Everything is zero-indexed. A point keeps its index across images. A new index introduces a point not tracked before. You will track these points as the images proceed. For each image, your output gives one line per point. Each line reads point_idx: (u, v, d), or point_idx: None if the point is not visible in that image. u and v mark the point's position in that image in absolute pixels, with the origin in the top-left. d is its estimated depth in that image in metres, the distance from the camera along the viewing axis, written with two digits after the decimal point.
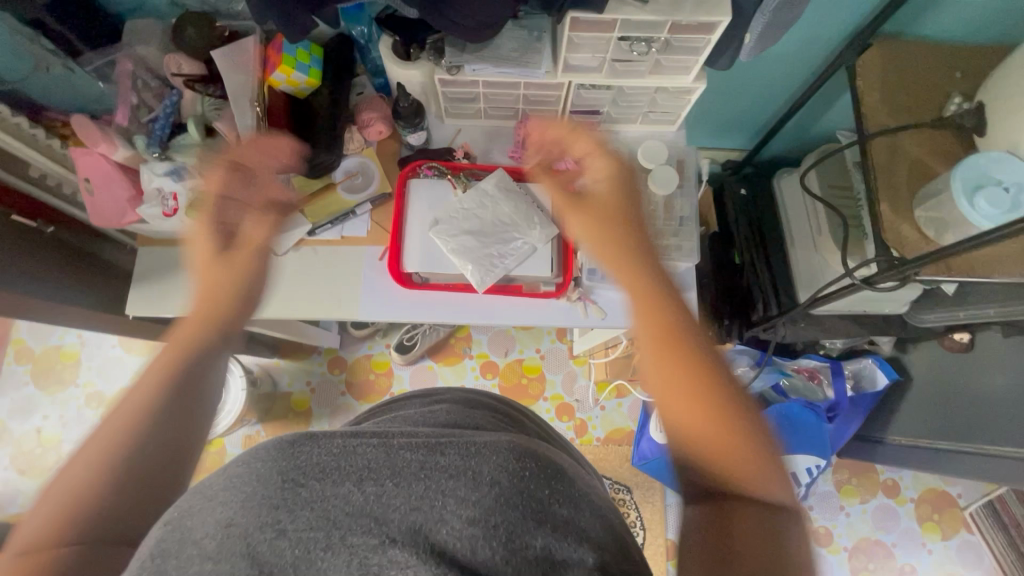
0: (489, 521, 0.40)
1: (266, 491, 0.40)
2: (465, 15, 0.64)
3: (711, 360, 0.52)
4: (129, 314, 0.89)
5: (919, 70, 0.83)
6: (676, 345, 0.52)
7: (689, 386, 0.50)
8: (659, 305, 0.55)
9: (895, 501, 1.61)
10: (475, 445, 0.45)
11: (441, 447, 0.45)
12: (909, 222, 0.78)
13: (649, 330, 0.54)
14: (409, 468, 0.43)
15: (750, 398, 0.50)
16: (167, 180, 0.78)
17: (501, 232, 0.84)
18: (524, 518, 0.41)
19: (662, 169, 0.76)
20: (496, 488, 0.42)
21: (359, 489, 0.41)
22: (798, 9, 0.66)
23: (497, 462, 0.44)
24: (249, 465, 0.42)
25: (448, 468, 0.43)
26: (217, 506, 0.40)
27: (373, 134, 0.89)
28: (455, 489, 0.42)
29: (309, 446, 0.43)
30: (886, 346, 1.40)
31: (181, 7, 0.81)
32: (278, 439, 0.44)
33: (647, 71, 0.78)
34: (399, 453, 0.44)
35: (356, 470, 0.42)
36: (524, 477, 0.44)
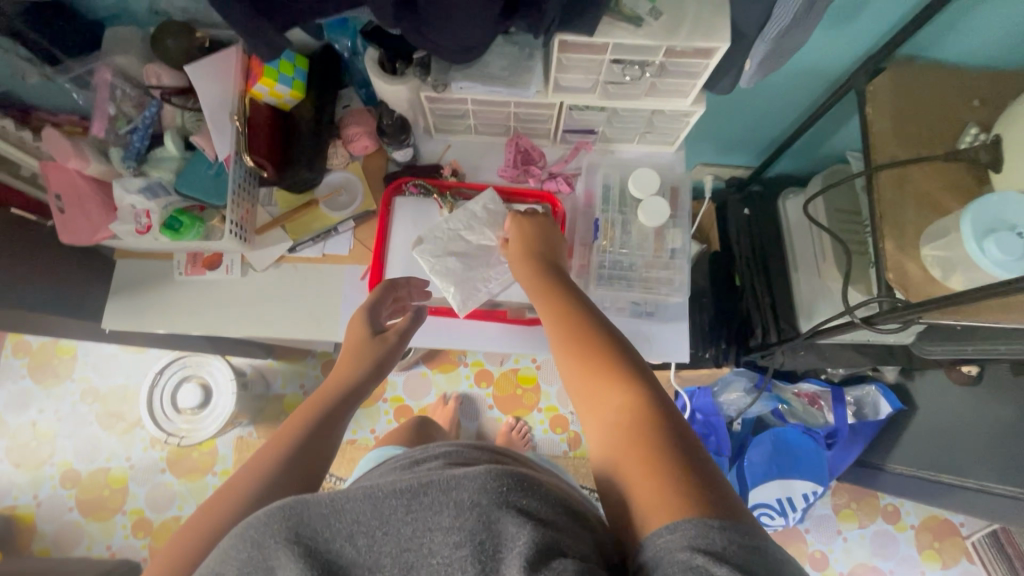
0: (485, 545, 0.35)
1: (263, 557, 0.36)
2: (447, 38, 0.61)
3: (615, 350, 0.55)
4: (107, 327, 0.87)
5: (936, 97, 0.78)
6: (580, 347, 0.56)
7: (593, 378, 0.53)
8: (570, 317, 0.60)
9: (895, 527, 1.56)
10: (465, 471, 0.37)
11: (426, 481, 0.37)
12: (915, 261, 0.74)
13: (559, 342, 0.58)
14: (398, 514, 0.36)
15: (651, 373, 0.52)
16: (140, 197, 0.75)
17: (484, 256, 0.82)
18: (494, 536, 0.35)
19: (654, 200, 0.73)
20: (495, 516, 0.35)
21: (353, 543, 0.36)
22: (802, 37, 0.61)
23: (493, 488, 0.36)
24: (245, 532, 0.37)
25: (437, 503, 0.36)
26: (226, 571, 0.37)
27: (358, 149, 0.86)
28: (446, 522, 0.35)
29: (300, 509, 0.37)
30: (890, 372, 1.34)
31: (162, 14, 0.79)
32: (268, 507, 0.38)
33: (643, 93, 0.74)
34: (385, 498, 0.37)
35: (345, 526, 0.36)
36: (526, 497, 0.37)
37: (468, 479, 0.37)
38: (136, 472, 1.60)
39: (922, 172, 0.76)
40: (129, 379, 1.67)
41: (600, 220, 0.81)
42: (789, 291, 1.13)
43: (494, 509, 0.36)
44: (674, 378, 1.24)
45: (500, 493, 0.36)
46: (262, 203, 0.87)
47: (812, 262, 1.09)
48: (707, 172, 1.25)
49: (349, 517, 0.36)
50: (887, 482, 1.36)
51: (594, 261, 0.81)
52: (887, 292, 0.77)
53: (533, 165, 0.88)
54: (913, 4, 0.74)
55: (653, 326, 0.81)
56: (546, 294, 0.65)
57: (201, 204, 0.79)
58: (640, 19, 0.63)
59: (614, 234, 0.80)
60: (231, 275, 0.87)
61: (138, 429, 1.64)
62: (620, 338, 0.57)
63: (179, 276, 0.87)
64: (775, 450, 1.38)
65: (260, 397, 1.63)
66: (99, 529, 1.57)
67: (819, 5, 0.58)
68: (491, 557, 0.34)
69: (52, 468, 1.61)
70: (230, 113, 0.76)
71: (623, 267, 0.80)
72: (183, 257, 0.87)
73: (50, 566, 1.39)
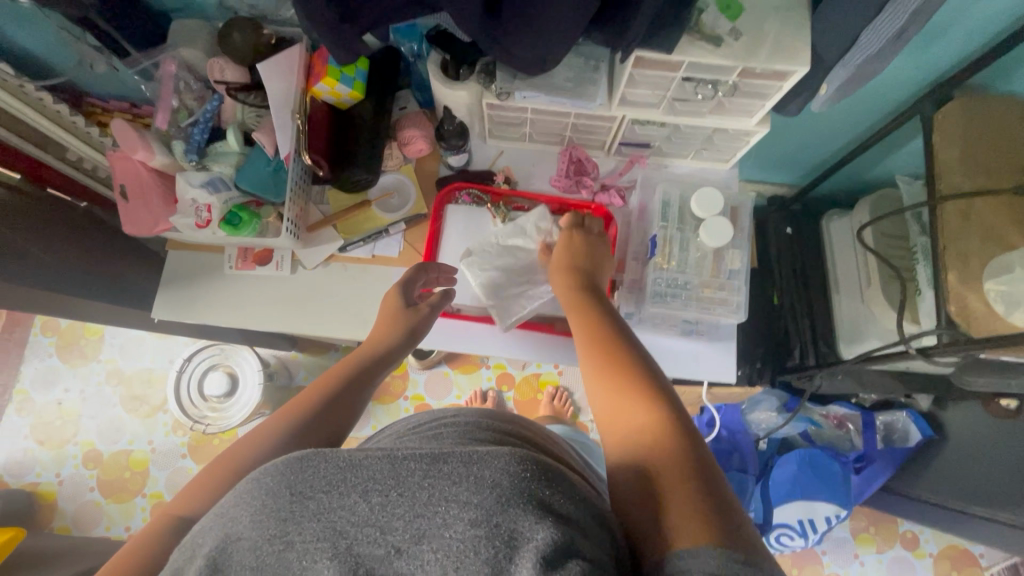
0: (503, 530, 0.31)
1: (272, 505, 0.32)
2: (526, 50, 0.61)
3: (642, 370, 0.54)
4: (154, 317, 0.87)
5: (1007, 128, 0.77)
6: (608, 362, 0.56)
7: (617, 393, 0.52)
8: (601, 332, 0.60)
9: (913, 554, 1.55)
10: (490, 449, 0.34)
11: (449, 451, 0.34)
12: (978, 295, 0.73)
13: (587, 356, 0.59)
14: (415, 478, 0.32)
15: (675, 396, 0.51)
16: (202, 191, 0.76)
17: (533, 274, 0.82)
18: (518, 523, 0.31)
19: (716, 220, 0.72)
20: (517, 499, 0.32)
21: (365, 501, 0.32)
22: (883, 66, 0.60)
23: (517, 471, 0.33)
24: (261, 479, 0.34)
25: (457, 475, 0.33)
26: (229, 520, 0.33)
27: (413, 151, 0.86)
28: (463, 496, 0.32)
29: (317, 462, 0.34)
30: (923, 400, 1.33)
31: (229, 9, 0.79)
32: (285, 456, 0.35)
33: (708, 110, 0.73)
34: (404, 461, 0.33)
35: (359, 483, 0.32)
36: (548, 486, 0.34)
37: (492, 458, 0.34)
38: (157, 456, 1.61)
39: (988, 205, 0.75)
40: (154, 363, 1.68)
41: (657, 236, 0.79)
42: (829, 313, 1.12)
43: (518, 491, 0.32)
44: (705, 394, 1.23)
45: (524, 477, 0.33)
46: (314, 201, 0.88)
47: (856, 287, 1.07)
48: (750, 189, 1.24)
49: (365, 475, 0.33)
50: (911, 510, 1.34)
51: (647, 276, 0.80)
52: (946, 324, 0.76)
53: (586, 176, 0.88)
54: (991, 34, 0.73)
55: (701, 346, 0.82)
56: (582, 310, 0.65)
57: (258, 200, 0.80)
58: (720, 39, 0.62)
59: (671, 253, 0.78)
60: (280, 271, 0.87)
61: (160, 414, 1.65)
62: (635, 351, 0.58)
63: (229, 270, 0.87)
64: (800, 472, 1.35)
65: (283, 388, 1.64)
66: (119, 510, 1.58)
67: (909, 35, 0.57)
68: (506, 545, 0.31)
69: (76, 447, 1.63)
70: (292, 112, 0.76)
71: (677, 285, 0.78)
72: (234, 251, 0.87)
73: (72, 544, 1.40)
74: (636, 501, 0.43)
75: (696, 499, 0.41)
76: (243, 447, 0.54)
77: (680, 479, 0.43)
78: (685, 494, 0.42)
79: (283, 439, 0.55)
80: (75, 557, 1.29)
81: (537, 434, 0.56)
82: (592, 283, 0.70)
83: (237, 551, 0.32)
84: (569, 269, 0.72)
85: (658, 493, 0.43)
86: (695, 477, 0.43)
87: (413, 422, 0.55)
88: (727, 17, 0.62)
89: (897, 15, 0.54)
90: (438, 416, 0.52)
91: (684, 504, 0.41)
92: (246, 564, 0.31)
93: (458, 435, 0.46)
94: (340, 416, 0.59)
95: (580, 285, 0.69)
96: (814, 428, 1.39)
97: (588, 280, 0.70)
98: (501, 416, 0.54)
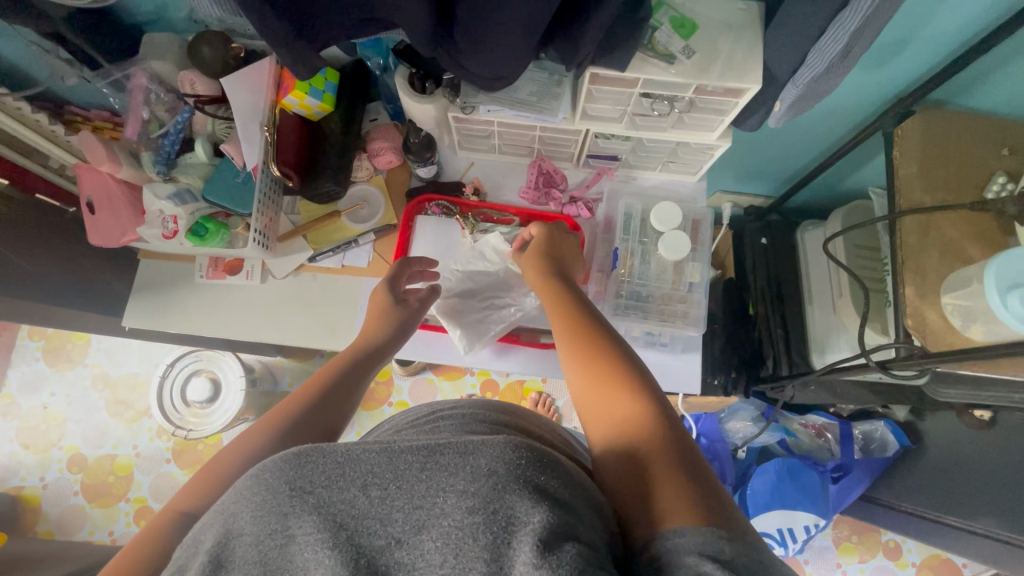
0: (499, 516, 0.32)
1: (273, 501, 0.32)
2: (482, 67, 0.62)
3: (629, 366, 0.54)
4: (125, 324, 0.88)
5: (966, 144, 0.78)
6: (594, 362, 0.55)
7: (604, 395, 0.51)
8: (584, 332, 0.59)
9: (895, 564, 1.53)
10: (485, 439, 0.35)
11: (444, 443, 0.35)
12: (936, 309, 0.74)
13: (571, 356, 0.57)
14: (412, 470, 0.33)
15: (658, 388, 0.52)
16: (168, 203, 0.77)
17: (494, 296, 0.86)
18: (518, 507, 0.32)
19: (675, 235, 0.76)
20: (513, 487, 0.33)
21: (364, 495, 0.32)
22: (832, 84, 0.61)
23: (512, 459, 0.34)
24: (260, 474, 0.34)
25: (453, 465, 0.33)
26: (230, 516, 0.33)
27: (383, 163, 0.87)
28: (460, 485, 0.32)
29: (316, 457, 0.34)
30: (900, 410, 1.34)
31: (200, 23, 0.80)
32: (282, 453, 0.35)
33: (669, 126, 0.74)
34: (401, 453, 0.34)
35: (357, 476, 0.33)
36: (543, 474, 0.34)
37: (487, 448, 0.35)
38: (141, 460, 1.62)
39: (948, 220, 0.75)
40: (140, 368, 1.69)
41: (619, 249, 0.83)
42: (803, 323, 1.13)
43: (513, 479, 0.33)
44: (681, 403, 1.23)
45: (519, 465, 0.34)
46: (284, 211, 0.89)
47: (827, 297, 1.08)
48: (725, 200, 1.26)
49: (365, 468, 0.33)
50: (889, 519, 1.34)
51: (611, 290, 0.83)
52: (907, 338, 0.77)
53: (554, 189, 0.89)
54: (949, 51, 0.74)
55: (667, 359, 0.83)
56: (569, 304, 0.64)
57: (228, 211, 0.81)
58: (673, 56, 0.63)
59: (633, 264, 0.83)
60: (249, 280, 0.88)
61: (145, 419, 1.65)
62: (613, 340, 0.58)
63: (200, 279, 0.88)
64: (779, 479, 1.34)
65: (267, 394, 1.64)
66: (102, 514, 1.58)
67: (854, 55, 0.58)
68: (503, 530, 0.31)
69: (60, 451, 1.63)
70: (261, 124, 0.78)
71: (640, 298, 0.82)
72: (205, 260, 0.88)
73: (54, 548, 1.41)
74: (630, 491, 0.43)
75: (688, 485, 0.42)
76: (230, 454, 0.53)
77: (670, 467, 0.44)
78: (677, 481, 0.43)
79: (270, 440, 0.54)
80: (53, 559, 1.29)
81: (533, 422, 0.56)
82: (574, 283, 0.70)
83: (242, 546, 0.32)
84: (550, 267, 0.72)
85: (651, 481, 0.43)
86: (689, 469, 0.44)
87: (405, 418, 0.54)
88: (680, 35, 0.63)
89: (838, 36, 0.55)
90: (431, 409, 0.53)
91: (678, 490, 0.42)
92: (248, 561, 0.32)
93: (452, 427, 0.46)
94: (330, 413, 0.59)
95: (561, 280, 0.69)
96: (793, 438, 1.39)
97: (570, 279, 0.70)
98: (496, 406, 0.54)
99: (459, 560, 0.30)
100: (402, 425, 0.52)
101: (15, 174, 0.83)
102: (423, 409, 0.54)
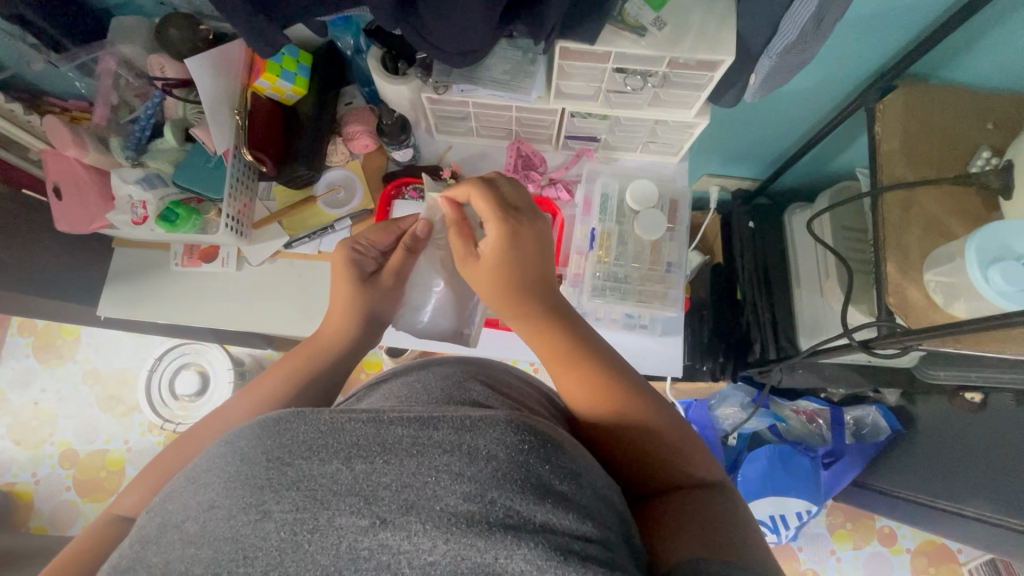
0: (497, 506, 0.30)
1: (247, 473, 0.31)
2: (447, 42, 0.61)
3: (631, 380, 0.53)
4: (99, 313, 0.89)
5: (949, 118, 0.76)
6: (606, 396, 0.51)
7: (621, 407, 0.50)
8: (581, 363, 0.54)
9: (889, 550, 1.50)
10: (484, 417, 0.33)
11: (439, 418, 0.33)
12: (917, 286, 0.73)
13: (571, 392, 0.53)
14: (404, 444, 0.31)
15: (662, 402, 0.52)
16: (137, 188, 0.77)
17: None
18: (519, 494, 0.31)
19: (649, 214, 0.77)
20: (512, 475, 0.31)
21: (349, 469, 0.31)
22: (807, 54, 0.60)
23: (513, 443, 0.32)
24: (238, 443, 0.33)
25: (449, 444, 0.32)
26: (199, 488, 0.32)
27: (358, 147, 0.86)
28: (456, 467, 0.31)
29: (296, 425, 0.33)
30: (892, 396, 1.31)
31: (168, 6, 0.79)
32: (260, 421, 0.34)
33: (645, 103, 0.72)
34: (392, 426, 0.32)
35: (342, 448, 0.31)
36: (547, 459, 0.33)
37: (486, 427, 0.33)
38: (133, 455, 1.60)
39: (931, 196, 0.74)
40: (129, 362, 1.66)
41: (596, 230, 0.82)
42: (791, 306, 1.12)
43: (514, 465, 0.31)
44: (670, 389, 1.22)
45: (522, 450, 0.32)
46: (260, 197, 0.88)
47: (815, 280, 1.06)
48: (713, 183, 1.23)
49: (351, 439, 0.32)
50: (881, 504, 1.33)
51: (589, 271, 0.82)
52: (889, 317, 0.76)
53: (533, 170, 0.88)
54: (928, 23, 0.72)
55: (647, 341, 0.85)
56: (549, 320, 0.57)
57: (199, 197, 0.81)
58: (644, 29, 0.62)
59: (611, 246, 0.82)
60: (225, 267, 0.88)
61: (135, 414, 1.64)
62: (607, 349, 0.56)
63: (176, 267, 0.89)
64: (770, 466, 1.33)
65: None
66: (95, 508, 1.57)
67: (827, 23, 0.56)
68: (501, 522, 0.29)
69: (51, 447, 1.60)
70: (232, 108, 0.76)
71: (619, 279, 0.82)
72: (180, 248, 0.88)
73: (45, 542, 1.40)
74: (662, 524, 0.42)
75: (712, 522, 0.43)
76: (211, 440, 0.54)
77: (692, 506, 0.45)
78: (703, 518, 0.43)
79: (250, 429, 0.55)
80: (43, 552, 1.28)
81: (528, 396, 0.52)
82: (539, 269, 0.59)
83: (208, 520, 0.30)
84: (517, 256, 0.58)
85: (686, 521, 0.42)
86: (714, 498, 0.46)
87: (387, 383, 0.51)
88: (651, 7, 0.62)
89: (809, 2, 0.53)
90: (423, 371, 0.51)
91: (706, 525, 0.42)
92: (212, 535, 0.29)
93: (449, 393, 0.44)
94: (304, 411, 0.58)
95: (529, 284, 0.58)
96: (783, 424, 1.38)
97: (536, 271, 0.59)
98: (501, 376, 0.52)
99: (452, 548, 0.28)
100: (400, 383, 0.49)
101: (1, 168, 0.84)
102: (415, 374, 0.51)
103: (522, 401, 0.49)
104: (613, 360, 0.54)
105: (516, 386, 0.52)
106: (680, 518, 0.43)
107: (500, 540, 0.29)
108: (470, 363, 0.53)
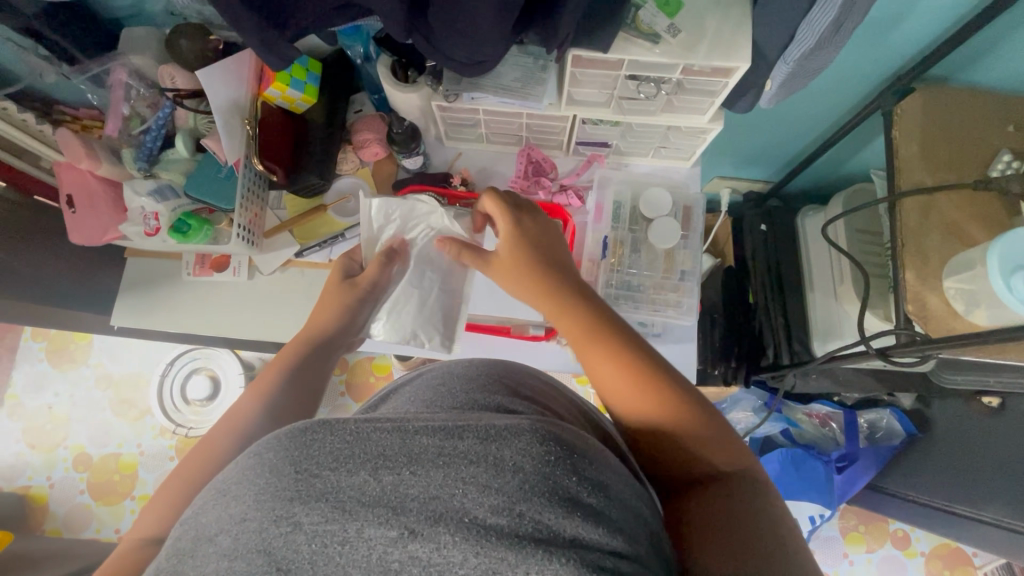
0: (525, 520, 0.28)
1: (277, 485, 0.29)
2: (458, 52, 0.60)
3: (661, 371, 0.51)
4: (114, 322, 0.90)
5: (968, 119, 0.75)
6: (643, 391, 0.49)
7: (651, 410, 0.49)
8: (629, 350, 0.52)
9: (904, 553, 1.48)
10: (509, 425, 0.31)
11: (464, 426, 0.31)
12: (936, 293, 0.72)
13: (601, 375, 0.53)
14: (430, 455, 0.30)
15: (697, 393, 0.50)
16: (150, 200, 0.78)
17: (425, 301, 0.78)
18: (549, 506, 0.29)
19: (664, 223, 0.80)
20: (541, 488, 0.29)
21: (376, 480, 0.29)
22: (827, 59, 0.59)
23: (540, 453, 0.30)
24: (262, 454, 0.31)
25: (475, 455, 0.30)
26: (230, 501, 0.30)
27: (368, 155, 0.86)
28: (482, 479, 0.29)
29: (322, 436, 0.30)
30: (906, 398, 1.29)
31: (179, 16, 0.79)
32: (286, 429, 0.32)
33: (658, 110, 0.72)
34: (418, 436, 0.31)
35: (369, 459, 0.29)
36: (574, 469, 0.31)
37: (512, 436, 0.31)
38: (145, 459, 1.60)
39: (950, 201, 0.73)
40: (140, 367, 1.66)
41: (609, 238, 0.84)
42: (803, 310, 1.10)
43: (542, 477, 0.30)
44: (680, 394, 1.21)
45: (548, 460, 0.30)
46: (270, 207, 0.89)
47: (830, 284, 1.05)
48: (724, 185, 1.21)
49: (375, 449, 0.30)
50: (894, 508, 1.31)
51: (602, 279, 0.84)
52: (907, 324, 0.75)
53: (544, 177, 0.87)
54: (945, 24, 0.71)
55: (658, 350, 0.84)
56: (586, 293, 0.59)
57: (210, 208, 0.82)
58: (658, 36, 0.61)
59: (623, 253, 0.84)
60: (237, 277, 0.89)
61: (147, 418, 1.63)
62: (631, 339, 0.53)
63: (187, 276, 0.90)
64: (783, 470, 1.31)
65: None
66: (108, 512, 1.58)
67: (847, 28, 0.55)
68: (531, 536, 0.28)
69: (66, 451, 1.62)
70: (243, 116, 0.76)
71: (632, 286, 0.83)
72: (191, 257, 0.89)
73: (61, 545, 1.40)
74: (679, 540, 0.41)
75: (742, 532, 0.40)
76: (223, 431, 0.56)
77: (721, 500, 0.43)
78: (731, 521, 0.41)
79: (260, 422, 0.57)
80: (60, 555, 1.28)
81: (547, 393, 0.51)
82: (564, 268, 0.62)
83: (241, 534, 0.28)
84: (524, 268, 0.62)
85: (722, 538, 0.39)
86: (738, 493, 0.43)
87: (403, 391, 0.50)
88: (665, 14, 0.62)
89: (828, 8, 0.52)
90: (446, 373, 0.50)
91: (734, 529, 0.40)
92: (242, 549, 0.28)
93: (474, 397, 0.43)
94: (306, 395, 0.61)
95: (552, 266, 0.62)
96: (796, 429, 1.36)
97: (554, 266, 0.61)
98: (522, 375, 0.51)
99: (482, 562, 0.27)
100: (426, 389, 0.47)
101: (15, 176, 0.83)
102: (441, 375, 0.49)
103: (540, 398, 0.48)
104: (635, 352, 0.52)
105: (536, 382, 0.52)
106: (720, 532, 0.40)
107: (530, 554, 0.27)
108: (485, 363, 0.51)
